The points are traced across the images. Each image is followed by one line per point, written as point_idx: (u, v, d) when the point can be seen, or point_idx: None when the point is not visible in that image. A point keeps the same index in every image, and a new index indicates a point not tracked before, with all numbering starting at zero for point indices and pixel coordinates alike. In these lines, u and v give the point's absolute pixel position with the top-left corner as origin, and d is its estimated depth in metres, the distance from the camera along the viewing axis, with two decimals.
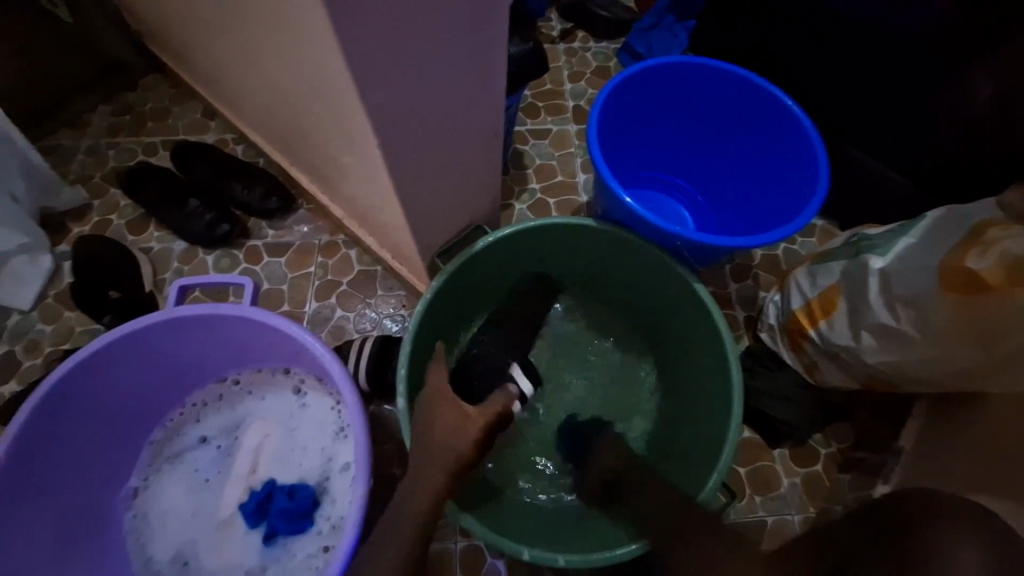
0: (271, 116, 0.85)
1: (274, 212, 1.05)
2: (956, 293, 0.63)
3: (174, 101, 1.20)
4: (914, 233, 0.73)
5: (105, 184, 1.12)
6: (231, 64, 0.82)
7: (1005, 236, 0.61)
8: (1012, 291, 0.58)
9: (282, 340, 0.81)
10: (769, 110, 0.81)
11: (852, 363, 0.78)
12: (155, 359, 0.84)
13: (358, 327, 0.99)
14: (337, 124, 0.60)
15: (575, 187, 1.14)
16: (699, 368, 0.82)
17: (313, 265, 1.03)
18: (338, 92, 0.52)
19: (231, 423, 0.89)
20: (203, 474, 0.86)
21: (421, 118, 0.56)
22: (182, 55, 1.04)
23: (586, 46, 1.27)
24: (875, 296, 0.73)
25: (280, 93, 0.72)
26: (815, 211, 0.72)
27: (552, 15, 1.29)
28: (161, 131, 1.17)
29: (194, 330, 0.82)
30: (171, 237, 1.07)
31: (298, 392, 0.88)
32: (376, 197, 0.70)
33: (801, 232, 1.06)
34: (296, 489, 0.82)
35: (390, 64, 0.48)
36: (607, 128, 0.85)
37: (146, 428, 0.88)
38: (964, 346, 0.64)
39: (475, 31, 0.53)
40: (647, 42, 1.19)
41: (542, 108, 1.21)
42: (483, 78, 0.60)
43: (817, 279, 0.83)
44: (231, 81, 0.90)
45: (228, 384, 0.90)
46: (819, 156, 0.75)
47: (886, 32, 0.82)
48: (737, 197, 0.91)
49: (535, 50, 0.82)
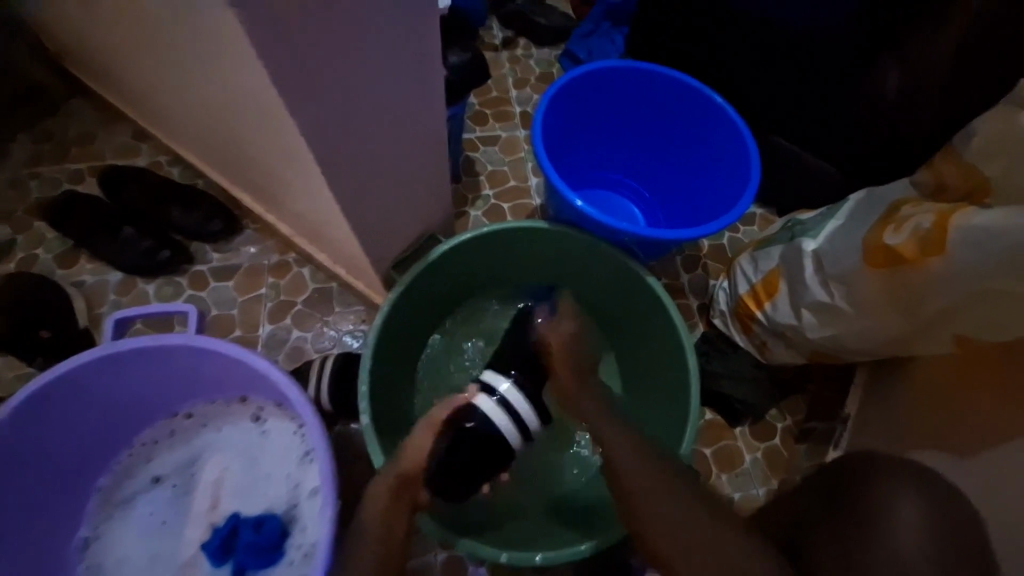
0: (208, 136, 0.82)
1: (218, 235, 1.01)
2: (879, 267, 0.68)
3: (100, 125, 1.13)
4: (841, 215, 0.78)
5: (27, 218, 1.04)
6: (161, 84, 0.78)
7: (915, 212, 0.67)
8: (926, 262, 0.64)
9: (236, 367, 0.78)
10: (703, 108, 0.85)
11: (796, 340, 0.84)
12: (96, 400, 0.78)
13: (318, 347, 0.96)
14: (276, 143, 0.59)
15: (528, 190, 1.15)
16: (657, 358, 0.85)
17: (265, 287, 1.00)
18: (274, 111, 0.51)
19: (186, 459, 0.84)
20: (159, 517, 0.81)
21: (361, 131, 0.56)
22: (106, 76, 0.99)
23: (529, 53, 1.29)
24: (811, 276, 0.78)
25: (213, 112, 0.69)
26: (751, 200, 0.76)
27: (493, 23, 1.31)
28: (88, 157, 1.10)
29: (138, 365, 0.77)
30: (107, 268, 1.01)
31: (257, 419, 0.85)
32: (324, 213, 0.69)
33: (744, 220, 1.12)
34: (263, 521, 0.79)
35: (323, 79, 0.47)
36: (552, 131, 0.87)
37: (91, 475, 0.82)
38: (889, 315, 0.70)
39: (409, 43, 0.53)
40: (587, 46, 1.23)
41: (490, 114, 1.22)
42: (422, 89, 0.60)
43: (760, 263, 0.88)
44: (161, 102, 0.86)
45: (181, 419, 0.86)
46: (750, 149, 0.79)
47: (801, 31, 0.88)
48: (681, 192, 0.94)
49: (476, 59, 0.83)
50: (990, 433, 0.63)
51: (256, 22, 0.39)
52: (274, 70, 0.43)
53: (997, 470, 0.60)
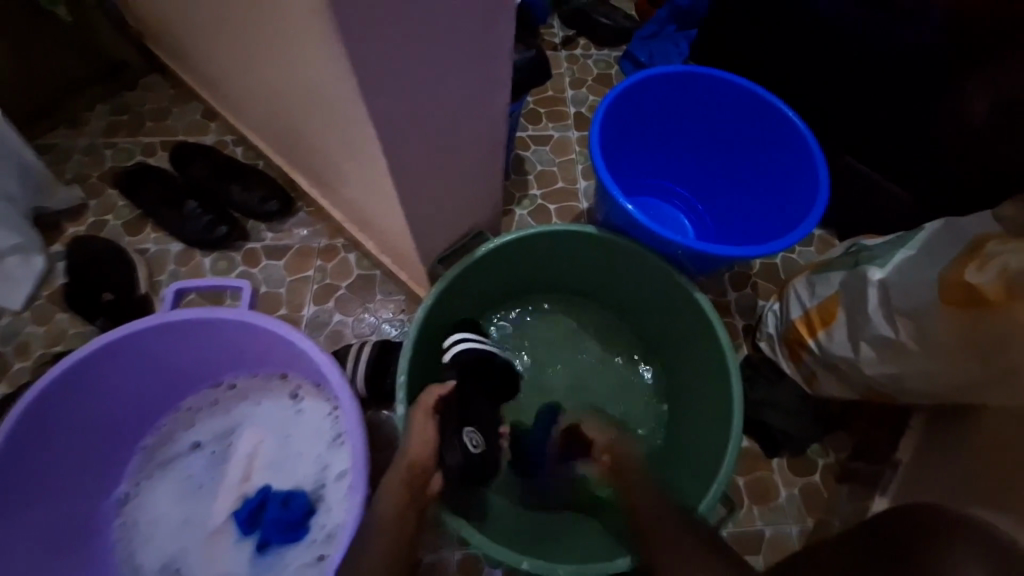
0: (271, 118, 0.85)
1: (272, 215, 1.04)
2: (955, 305, 0.63)
3: (173, 102, 1.19)
4: (914, 244, 0.73)
5: (101, 185, 1.11)
6: (233, 67, 0.81)
7: (1003, 250, 0.62)
8: (1012, 306, 0.58)
9: (280, 344, 0.81)
10: (771, 121, 0.81)
11: (850, 374, 0.79)
12: (149, 363, 0.82)
13: (357, 332, 0.98)
14: (341, 132, 0.60)
15: (575, 194, 1.14)
16: (699, 377, 0.81)
17: (312, 269, 1.03)
18: (343, 100, 0.51)
19: (226, 428, 0.88)
20: (196, 480, 0.85)
21: (426, 123, 0.56)
22: (182, 55, 1.04)
23: (588, 53, 1.28)
24: (875, 308, 0.73)
25: (282, 96, 0.72)
26: (816, 223, 0.72)
27: (554, 22, 1.30)
28: (160, 132, 1.16)
29: (192, 333, 0.81)
30: (168, 238, 1.06)
31: (294, 397, 0.87)
32: (378, 203, 0.70)
33: (800, 242, 1.07)
34: (291, 497, 0.81)
35: (394, 68, 0.47)
36: (609, 134, 0.85)
37: (139, 433, 0.87)
38: (959, 358, 0.65)
39: (479, 39, 0.53)
40: (649, 50, 1.20)
41: (543, 114, 1.21)
42: (487, 85, 0.60)
43: (816, 289, 0.84)
44: (231, 83, 0.90)
45: (224, 389, 0.89)
46: (820, 168, 0.75)
47: (884, 47, 0.83)
48: (738, 207, 0.91)
49: (538, 58, 0.83)
50: None
51: (340, 8, 0.39)
52: (351, 57, 0.43)
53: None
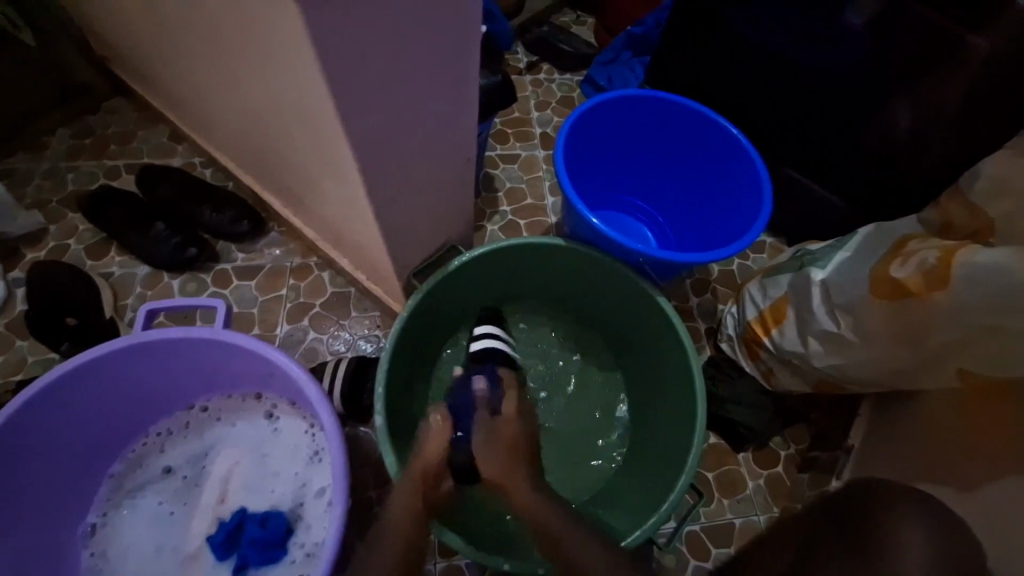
0: (246, 139, 0.86)
1: (243, 235, 1.04)
2: (884, 297, 0.71)
3: (139, 125, 1.19)
4: (850, 247, 0.81)
5: (63, 209, 1.08)
6: (208, 89, 0.83)
7: (921, 247, 0.70)
8: (931, 295, 0.66)
9: (255, 362, 0.80)
10: (719, 138, 0.89)
11: (803, 368, 0.85)
12: (117, 387, 0.81)
13: (332, 349, 0.99)
14: (318, 150, 0.62)
15: (544, 209, 1.19)
16: (666, 380, 0.86)
17: (286, 288, 1.03)
18: (322, 120, 0.54)
19: (198, 451, 0.86)
20: (167, 507, 0.82)
21: (401, 141, 0.59)
22: (151, 79, 1.05)
23: (551, 78, 1.35)
24: (818, 305, 0.80)
25: (257, 118, 0.74)
26: (762, 229, 0.79)
27: (518, 48, 1.38)
28: (126, 155, 1.15)
29: (163, 355, 0.80)
30: (135, 261, 1.04)
31: (270, 416, 0.86)
32: (354, 219, 0.73)
33: (753, 249, 1.15)
34: (268, 517, 0.79)
35: (372, 91, 0.51)
36: (573, 152, 0.90)
37: (105, 461, 0.84)
38: (892, 345, 0.72)
39: (450, 64, 0.57)
40: (607, 75, 1.28)
41: (511, 134, 1.27)
42: (457, 106, 0.64)
43: (768, 290, 0.91)
44: (204, 106, 0.91)
45: (196, 411, 0.88)
46: (763, 180, 0.82)
47: (814, 72, 0.93)
48: (694, 218, 0.97)
49: (505, 82, 0.88)
50: (994, 465, 0.63)
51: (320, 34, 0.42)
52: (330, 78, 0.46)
53: (996, 507, 0.61)
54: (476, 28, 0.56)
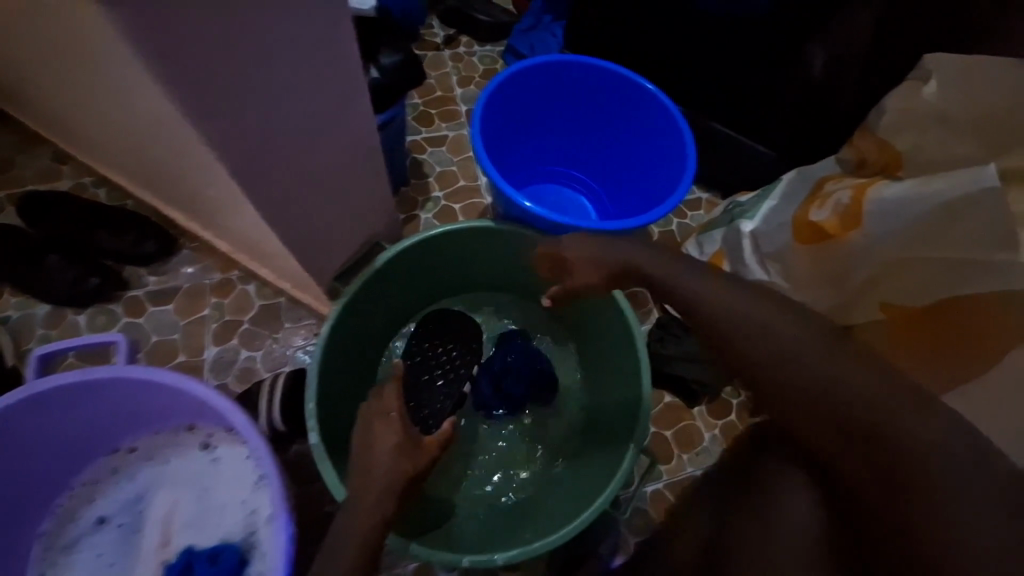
0: (129, 153, 0.78)
1: (152, 257, 0.96)
2: (809, 244, 0.72)
3: (17, 148, 1.06)
4: (774, 195, 0.81)
5: None
6: (71, 102, 0.73)
7: (837, 187, 0.70)
8: (847, 235, 0.66)
9: (174, 395, 0.74)
10: (640, 100, 0.86)
11: None
12: (22, 446, 0.73)
13: (269, 365, 0.93)
14: (192, 160, 0.56)
15: (477, 190, 1.15)
16: (608, 352, 0.87)
17: (208, 308, 0.96)
18: (179, 127, 0.49)
19: (133, 496, 0.80)
20: (108, 558, 0.77)
21: (274, 136, 0.53)
22: (16, 96, 0.93)
23: (472, 51, 1.29)
24: (750, 257, 0.81)
25: (127, 130, 0.66)
26: (688, 189, 0.78)
27: (433, 23, 1.30)
28: (6, 184, 1.03)
29: (66, 403, 0.73)
30: (31, 301, 0.95)
31: (206, 447, 0.81)
32: (256, 228, 0.67)
33: (690, 206, 1.15)
34: (218, 552, 0.74)
35: (226, 88, 0.45)
36: (492, 129, 0.87)
37: (31, 523, 0.77)
38: (819, 287, 0.72)
39: (322, 48, 0.52)
40: (529, 42, 1.24)
41: (435, 115, 1.21)
42: (341, 93, 0.58)
43: (705, 247, 0.92)
44: (77, 120, 0.81)
45: (124, 453, 0.81)
46: (686, 139, 0.81)
47: (724, 20, 0.91)
48: (626, 182, 0.95)
49: (408, 61, 0.83)
50: None
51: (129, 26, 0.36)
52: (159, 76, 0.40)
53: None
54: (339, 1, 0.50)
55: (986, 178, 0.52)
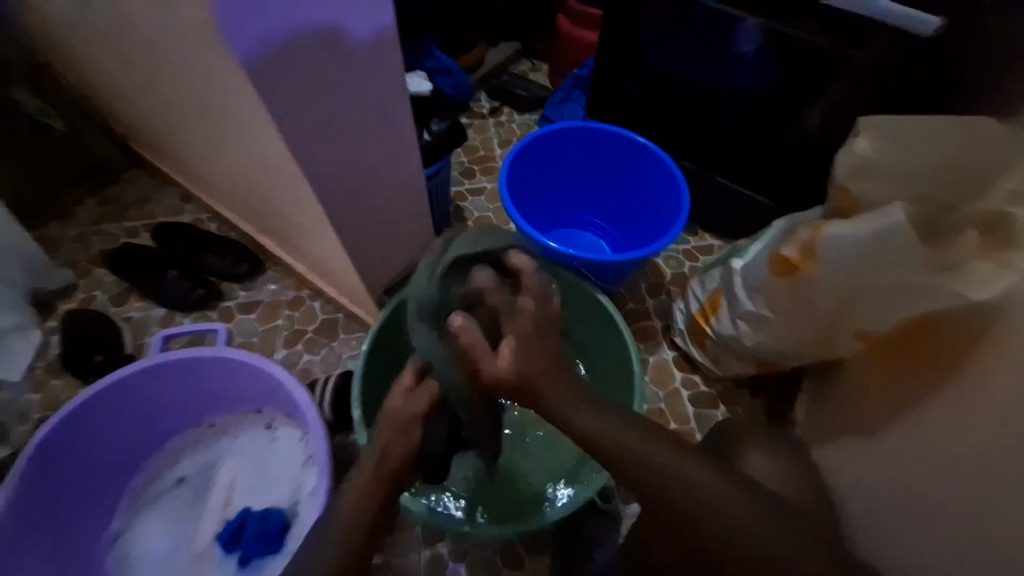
0: (240, 191, 1.03)
1: (244, 275, 1.20)
2: (782, 277, 0.81)
3: (154, 191, 1.38)
4: (764, 238, 0.93)
5: (91, 266, 1.26)
6: (206, 154, 1.00)
7: (802, 228, 0.81)
8: (808, 268, 0.76)
9: (253, 378, 0.93)
10: (642, 155, 1.03)
11: (739, 349, 0.96)
12: (137, 408, 0.93)
13: (323, 368, 1.11)
14: (290, 195, 0.77)
15: (509, 232, 1.33)
16: (612, 372, 0.98)
17: (281, 318, 1.17)
18: (283, 168, 0.69)
19: (207, 462, 0.96)
20: (181, 512, 0.92)
21: (351, 177, 0.74)
22: (162, 150, 1.24)
23: (512, 119, 1.53)
24: (741, 290, 0.91)
25: (244, 173, 0.89)
26: (682, 228, 0.92)
27: (481, 97, 1.57)
28: (142, 217, 1.34)
29: (172, 378, 0.93)
30: (152, 305, 1.20)
31: (269, 428, 0.98)
32: (327, 246, 0.86)
33: (701, 251, 1.27)
34: (268, 514, 0.89)
35: (325, 141, 0.66)
36: (521, 180, 1.06)
37: (128, 474, 0.95)
38: (796, 317, 0.83)
39: (387, 117, 0.73)
40: (560, 112, 1.46)
41: (477, 170, 1.44)
42: (398, 149, 0.79)
43: (706, 284, 1.04)
44: (205, 167, 1.08)
45: (205, 427, 0.99)
46: (681, 188, 0.96)
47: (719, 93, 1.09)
48: (637, 227, 1.10)
49: (453, 126, 1.06)
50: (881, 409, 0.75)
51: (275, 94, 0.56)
52: (284, 127, 0.60)
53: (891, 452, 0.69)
54: (394, 74, 0.71)
55: (895, 214, 0.66)
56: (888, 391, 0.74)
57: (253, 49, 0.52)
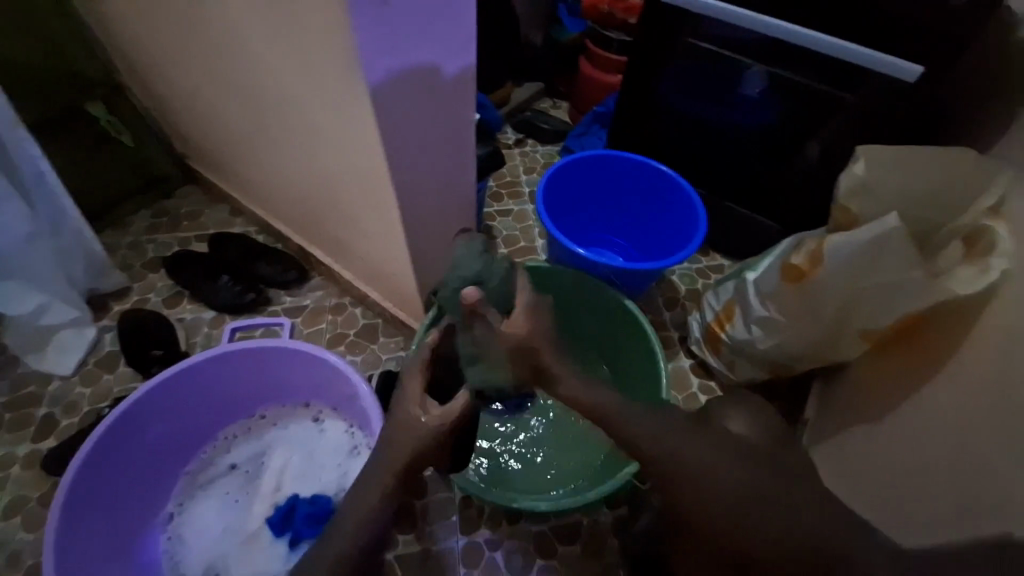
0: (301, 203, 1.14)
1: (292, 282, 1.30)
2: (792, 282, 0.91)
3: (206, 205, 1.50)
4: (775, 251, 1.03)
5: (145, 271, 1.36)
6: (275, 168, 1.12)
7: (811, 240, 0.91)
8: (815, 273, 0.86)
9: (309, 371, 1.01)
10: (661, 179, 1.15)
11: (752, 353, 1.05)
12: (198, 396, 1.00)
13: (364, 368, 1.19)
14: (364, 201, 0.89)
15: (534, 250, 1.44)
16: (637, 373, 1.07)
17: (325, 322, 1.26)
18: (369, 174, 0.81)
19: (258, 451, 1.02)
20: (233, 497, 0.98)
21: (422, 186, 0.86)
22: (223, 167, 1.36)
23: (536, 150, 1.68)
24: (753, 297, 1.01)
25: (314, 183, 1.01)
26: (700, 242, 1.03)
27: (507, 130, 1.72)
28: (195, 228, 1.45)
29: (233, 368, 1.00)
30: (203, 307, 1.29)
31: (316, 419, 1.05)
32: (389, 248, 0.98)
33: (713, 269, 1.38)
34: (317, 498, 0.95)
35: (408, 153, 0.78)
36: (553, 199, 1.18)
37: (183, 460, 1.01)
38: (806, 320, 0.91)
39: (457, 139, 0.86)
40: (580, 144, 1.61)
41: (504, 194, 1.57)
42: (459, 166, 0.92)
43: (720, 295, 1.14)
44: (269, 181, 1.20)
45: (257, 418, 1.06)
46: (698, 208, 1.08)
47: None
48: (659, 245, 1.21)
49: (494, 152, 1.20)
50: (878, 402, 0.85)
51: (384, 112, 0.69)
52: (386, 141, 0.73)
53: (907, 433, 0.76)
54: (469, 104, 0.84)
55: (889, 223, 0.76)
56: (892, 382, 0.82)
57: (378, 80, 0.65)
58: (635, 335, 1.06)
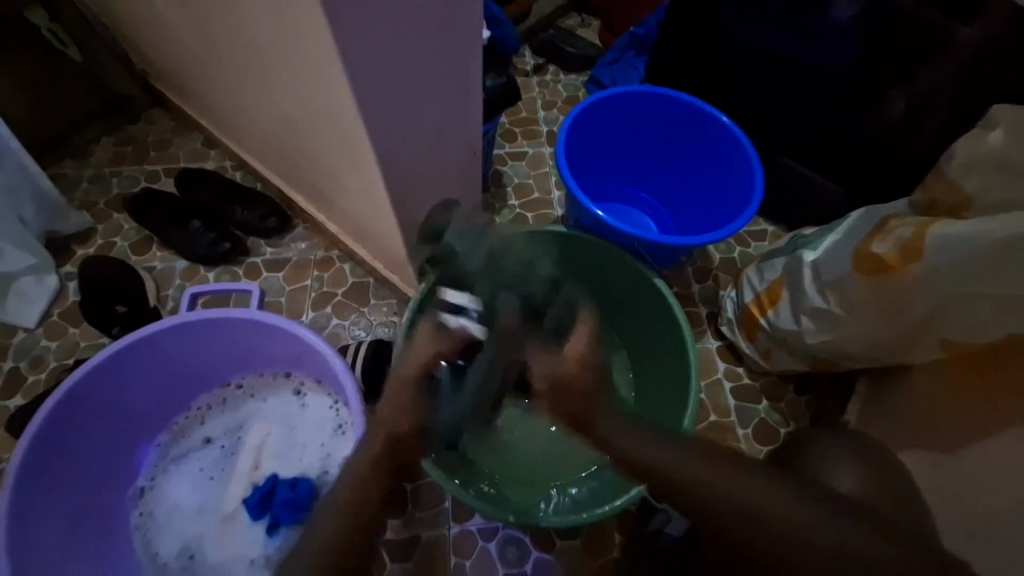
0: (273, 139, 0.95)
1: (272, 231, 1.14)
2: (868, 274, 0.75)
3: (175, 132, 1.29)
4: (841, 229, 0.85)
5: (108, 210, 1.19)
6: (239, 96, 0.92)
7: (900, 224, 0.74)
8: (908, 268, 0.70)
9: (286, 342, 0.88)
10: (711, 128, 0.94)
11: (796, 345, 0.91)
12: (164, 365, 0.89)
13: (352, 334, 1.06)
14: (341, 145, 0.71)
15: (549, 202, 1.25)
16: (660, 363, 0.92)
17: (310, 279, 1.11)
18: (342, 113, 0.64)
19: (234, 424, 0.93)
20: (207, 472, 0.91)
21: (412, 132, 0.68)
22: (185, 88, 1.14)
23: (557, 79, 1.42)
24: (809, 284, 0.85)
25: (285, 118, 0.81)
26: (754, 213, 0.84)
27: (525, 52, 1.44)
28: (163, 160, 1.26)
29: (201, 336, 0.88)
30: (174, 256, 1.14)
31: (298, 393, 0.94)
32: (374, 205, 0.81)
33: (755, 236, 1.19)
34: (297, 481, 0.87)
35: (386, 88, 0.60)
36: (576, 147, 0.97)
37: (153, 431, 0.92)
38: (876, 320, 0.77)
39: (457, 70, 0.66)
40: (611, 74, 1.34)
41: (518, 133, 1.34)
42: (462, 106, 0.73)
43: (764, 273, 0.97)
44: (236, 111, 1.00)
45: (232, 388, 0.95)
46: (755, 168, 0.88)
47: (802, 63, 0.98)
48: (698, 207, 1.02)
49: (508, 84, 0.97)
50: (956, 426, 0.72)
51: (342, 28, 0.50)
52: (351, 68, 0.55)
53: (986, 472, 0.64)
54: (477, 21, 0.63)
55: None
56: (976, 403, 0.69)
57: None
58: (662, 319, 0.90)
